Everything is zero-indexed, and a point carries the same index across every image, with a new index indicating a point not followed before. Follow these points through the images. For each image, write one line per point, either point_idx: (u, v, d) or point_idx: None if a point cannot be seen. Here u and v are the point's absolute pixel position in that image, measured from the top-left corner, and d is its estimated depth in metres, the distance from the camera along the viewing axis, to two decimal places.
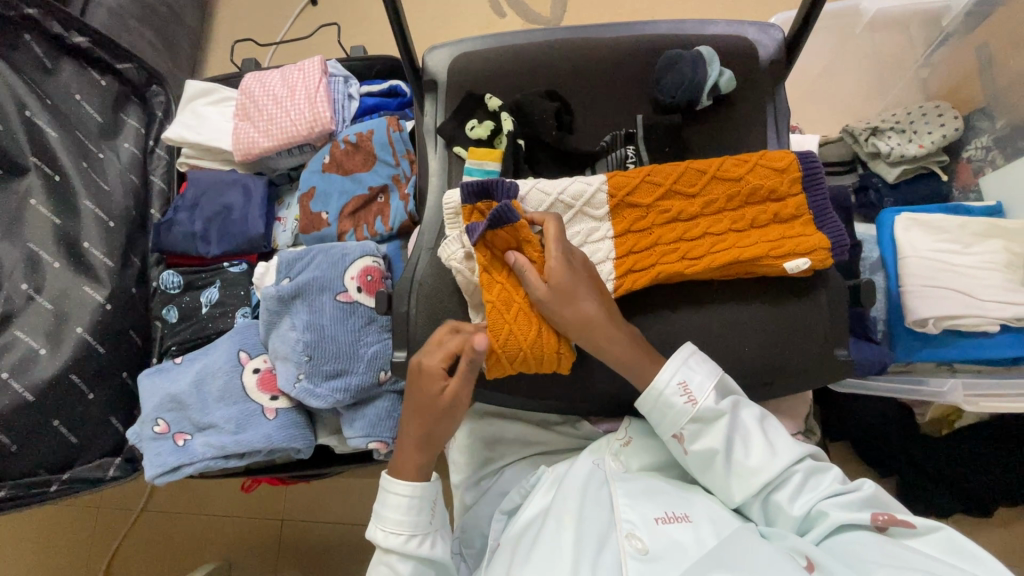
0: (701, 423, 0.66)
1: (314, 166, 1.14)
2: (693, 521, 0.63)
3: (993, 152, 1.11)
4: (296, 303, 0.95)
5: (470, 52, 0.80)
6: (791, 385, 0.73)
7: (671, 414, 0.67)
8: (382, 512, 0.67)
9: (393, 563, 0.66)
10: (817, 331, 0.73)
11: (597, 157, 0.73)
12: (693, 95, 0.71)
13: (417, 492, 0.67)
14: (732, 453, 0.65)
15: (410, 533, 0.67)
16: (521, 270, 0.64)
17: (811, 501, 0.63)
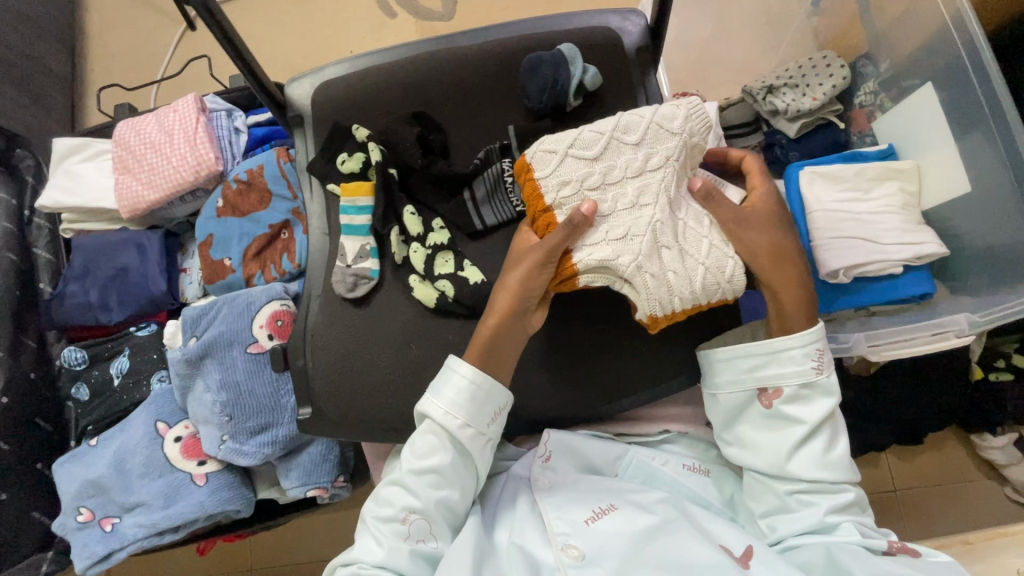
0: (807, 391, 0.65)
1: (208, 212, 1.07)
2: (621, 510, 0.65)
3: (881, 95, 1.13)
4: (206, 362, 0.91)
5: (333, 80, 0.77)
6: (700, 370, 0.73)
7: (793, 369, 0.65)
8: (435, 392, 0.64)
9: (445, 440, 0.63)
10: (715, 314, 0.73)
11: (474, 176, 0.69)
12: (559, 97, 0.69)
13: (479, 380, 0.63)
14: (809, 434, 0.64)
15: (466, 421, 0.63)
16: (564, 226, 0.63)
17: (828, 509, 0.63)
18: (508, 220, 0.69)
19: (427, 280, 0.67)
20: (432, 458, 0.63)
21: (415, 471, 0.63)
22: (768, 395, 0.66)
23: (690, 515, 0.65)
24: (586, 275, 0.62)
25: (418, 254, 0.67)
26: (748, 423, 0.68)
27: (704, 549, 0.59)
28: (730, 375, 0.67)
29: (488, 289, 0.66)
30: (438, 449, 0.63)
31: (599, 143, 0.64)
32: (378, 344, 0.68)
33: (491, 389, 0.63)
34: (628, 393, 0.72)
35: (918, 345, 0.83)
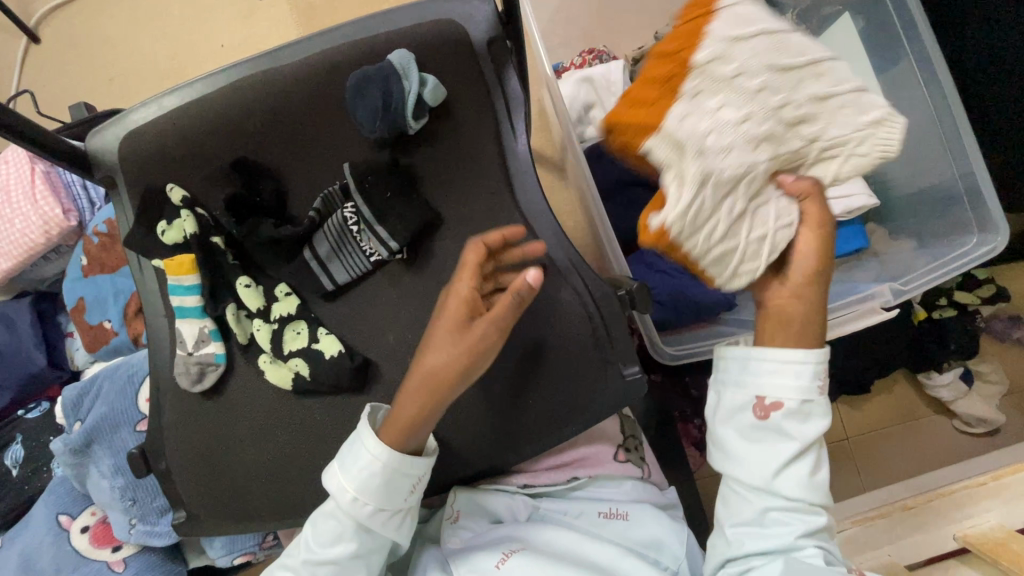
0: (807, 406, 0.56)
1: (74, 273, 0.96)
2: (521, 558, 0.60)
3: (801, 27, 1.01)
4: (95, 448, 0.84)
5: (139, 129, 0.65)
6: (626, 391, 0.60)
7: (795, 382, 0.55)
8: (343, 468, 0.55)
9: (354, 525, 0.55)
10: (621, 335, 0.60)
11: (313, 231, 0.59)
12: (394, 121, 0.58)
13: (392, 464, 0.54)
14: (796, 453, 0.55)
15: (379, 506, 0.55)
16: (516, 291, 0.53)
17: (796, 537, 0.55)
18: (363, 274, 0.60)
19: (280, 360, 0.59)
20: (337, 546, 0.56)
21: (317, 561, 0.56)
22: (764, 406, 0.56)
23: (598, 560, 0.61)
24: (725, 160, 0.51)
25: (262, 332, 0.59)
26: (731, 426, 0.58)
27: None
28: (734, 374, 0.59)
29: (347, 361, 0.58)
30: (345, 537, 0.56)
31: (803, 57, 0.54)
32: (240, 434, 0.60)
33: (405, 468, 0.54)
34: (541, 436, 0.61)
35: (844, 326, 0.76)
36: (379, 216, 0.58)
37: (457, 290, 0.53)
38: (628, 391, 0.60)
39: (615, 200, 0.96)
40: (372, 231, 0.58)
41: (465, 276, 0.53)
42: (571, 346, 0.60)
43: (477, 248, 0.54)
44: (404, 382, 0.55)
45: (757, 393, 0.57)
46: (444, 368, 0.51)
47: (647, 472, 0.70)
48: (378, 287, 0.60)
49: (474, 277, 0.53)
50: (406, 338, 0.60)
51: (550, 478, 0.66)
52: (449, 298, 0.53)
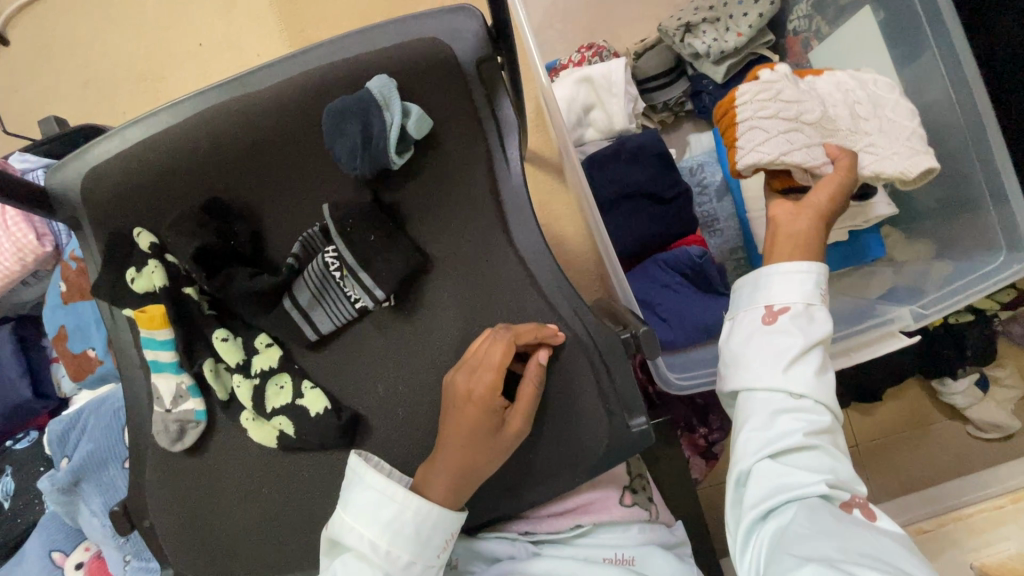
0: (810, 312, 0.57)
1: (54, 300, 0.92)
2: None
3: (816, 18, 0.94)
4: (84, 486, 0.81)
5: (103, 166, 0.60)
6: (628, 443, 0.55)
7: (800, 289, 0.58)
8: (377, 511, 0.50)
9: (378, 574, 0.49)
10: (625, 384, 0.55)
11: (292, 279, 0.55)
12: (376, 159, 0.53)
13: (440, 514, 0.50)
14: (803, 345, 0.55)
15: (411, 558, 0.50)
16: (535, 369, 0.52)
17: (803, 452, 0.52)
18: (348, 322, 0.56)
19: (262, 417, 0.55)
20: None
21: None
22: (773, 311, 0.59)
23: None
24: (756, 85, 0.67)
25: (243, 388, 0.55)
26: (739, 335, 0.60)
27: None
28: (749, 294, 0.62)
29: (333, 419, 0.54)
30: None
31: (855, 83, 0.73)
32: (225, 491, 0.57)
33: (437, 516, 0.50)
34: (539, 494, 0.56)
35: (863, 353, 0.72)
36: (363, 262, 0.54)
37: (479, 394, 0.49)
38: (630, 445, 0.55)
39: (617, 213, 0.90)
40: (356, 278, 0.54)
41: (487, 379, 0.49)
42: (572, 397, 0.55)
43: (501, 346, 0.50)
44: (425, 463, 0.53)
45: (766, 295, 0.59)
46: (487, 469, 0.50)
47: (656, 513, 0.65)
48: (365, 335, 0.56)
49: (499, 385, 0.49)
50: (396, 391, 0.56)
51: (551, 525, 0.61)
52: (470, 404, 0.49)
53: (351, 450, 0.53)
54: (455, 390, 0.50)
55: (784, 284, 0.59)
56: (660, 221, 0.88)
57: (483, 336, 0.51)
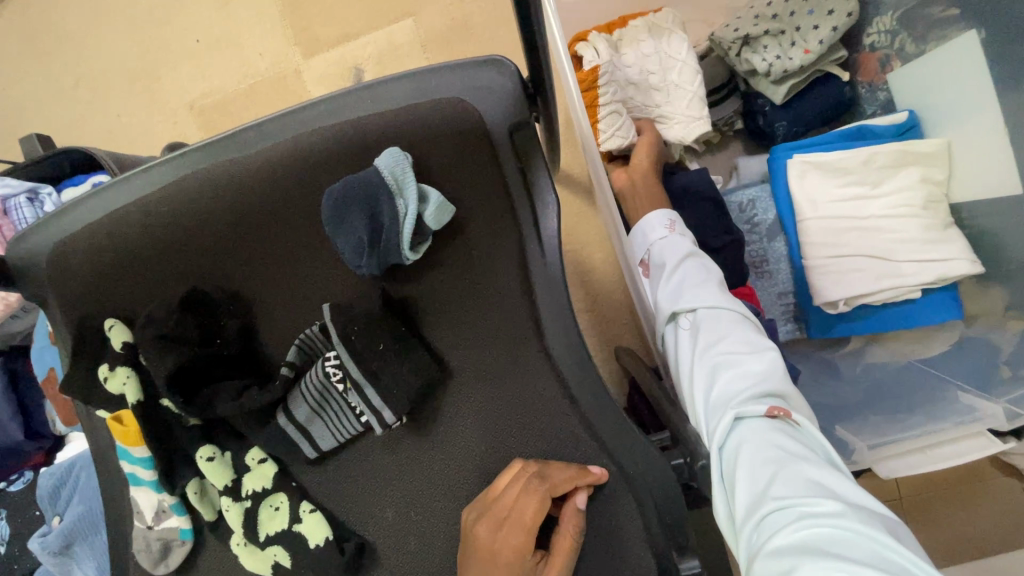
0: (661, 246, 0.63)
1: (40, 339, 0.85)
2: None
3: (900, 35, 0.80)
4: (75, 549, 0.76)
5: (69, 238, 0.51)
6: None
7: (647, 235, 0.66)
8: None
9: None
10: (678, 522, 0.46)
11: (287, 389, 0.47)
12: (384, 254, 0.44)
13: None
14: (671, 274, 0.60)
15: None
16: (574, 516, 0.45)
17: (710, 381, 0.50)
18: (353, 436, 0.48)
19: (254, 543, 0.48)
20: None
21: None
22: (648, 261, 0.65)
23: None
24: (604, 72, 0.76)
25: (232, 513, 0.47)
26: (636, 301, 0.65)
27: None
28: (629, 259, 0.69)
29: (336, 554, 0.47)
30: None
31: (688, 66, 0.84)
32: None
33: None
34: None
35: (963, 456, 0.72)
36: (370, 375, 0.45)
37: (506, 557, 0.44)
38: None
39: None
40: (362, 393, 0.45)
41: (516, 538, 0.44)
42: (614, 538, 0.46)
43: (532, 502, 0.43)
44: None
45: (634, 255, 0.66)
46: None
47: None
48: (373, 452, 0.48)
49: (524, 543, 0.44)
50: (408, 517, 0.48)
51: None
52: (497, 566, 0.43)
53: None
54: (478, 547, 0.44)
55: (647, 237, 0.66)
56: None
57: (504, 477, 0.45)
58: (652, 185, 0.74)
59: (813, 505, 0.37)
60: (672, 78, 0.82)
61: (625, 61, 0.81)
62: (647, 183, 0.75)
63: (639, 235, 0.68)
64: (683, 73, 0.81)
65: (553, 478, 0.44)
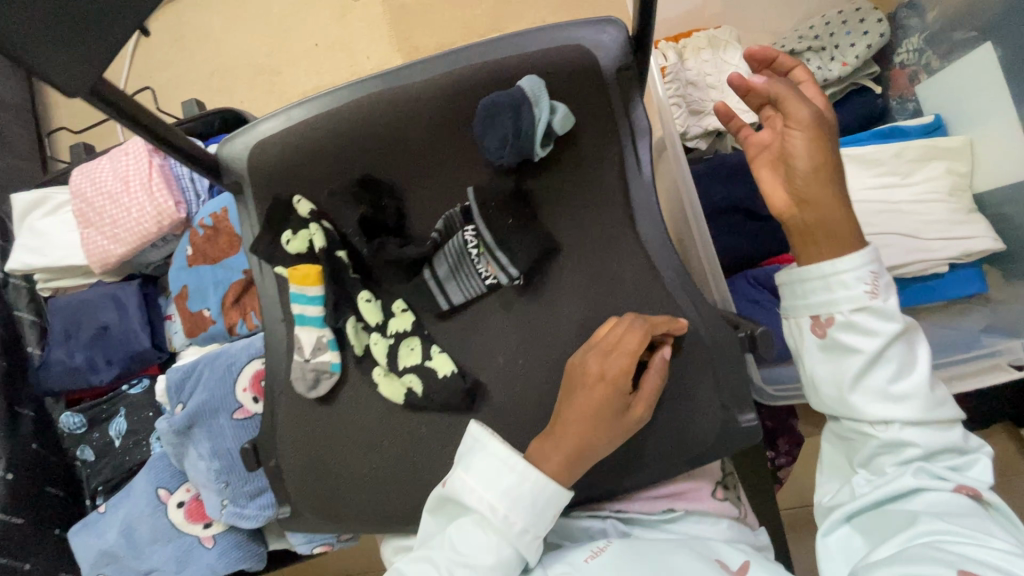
0: (858, 314, 0.52)
1: (180, 262, 1.01)
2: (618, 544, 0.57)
3: (926, 53, 0.96)
4: (195, 431, 0.88)
5: (267, 137, 0.66)
6: (736, 437, 0.58)
7: (839, 295, 0.52)
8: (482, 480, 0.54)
9: (477, 529, 0.53)
10: (739, 382, 0.58)
11: (433, 252, 0.60)
12: (521, 149, 0.58)
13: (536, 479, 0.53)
14: (876, 363, 0.52)
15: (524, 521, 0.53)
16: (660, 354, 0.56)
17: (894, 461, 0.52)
18: (478, 297, 0.61)
19: (393, 373, 0.60)
20: (467, 553, 0.53)
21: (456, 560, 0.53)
22: (827, 328, 0.53)
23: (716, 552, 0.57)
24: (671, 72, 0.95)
25: (379, 346, 0.61)
26: (812, 367, 0.55)
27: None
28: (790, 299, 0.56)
29: (459, 382, 0.59)
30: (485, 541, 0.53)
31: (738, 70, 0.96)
32: (350, 440, 0.62)
33: (552, 489, 0.53)
34: (646, 479, 0.59)
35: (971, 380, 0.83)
36: (501, 241, 0.58)
37: (613, 375, 0.54)
38: (741, 440, 0.57)
39: (716, 224, 0.92)
40: (492, 255, 0.59)
41: (621, 363, 0.54)
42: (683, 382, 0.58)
43: (635, 334, 0.55)
44: (539, 437, 0.56)
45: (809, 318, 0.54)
46: (594, 444, 0.54)
47: (743, 513, 0.67)
48: (492, 310, 0.61)
49: (630, 368, 0.54)
50: (517, 363, 0.60)
51: (645, 506, 0.64)
52: (602, 383, 0.54)
53: (470, 420, 0.57)
54: (586, 370, 0.55)
55: (833, 301, 0.53)
56: (758, 237, 0.90)
57: (603, 325, 0.57)
58: (830, 196, 0.53)
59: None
60: (726, 79, 0.95)
61: (686, 65, 0.96)
62: (828, 204, 0.53)
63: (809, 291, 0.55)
64: (736, 75, 0.94)
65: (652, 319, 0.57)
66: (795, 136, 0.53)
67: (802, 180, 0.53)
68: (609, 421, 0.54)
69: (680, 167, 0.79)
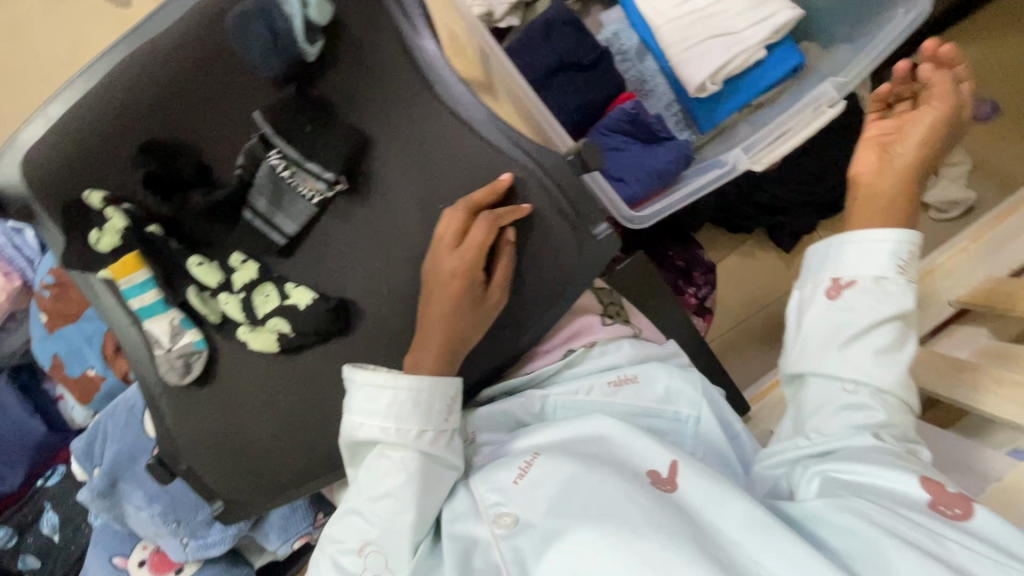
0: (876, 285, 0.54)
1: (38, 332, 0.93)
2: (546, 457, 0.57)
3: None
4: (122, 485, 0.83)
5: (14, 143, 0.56)
6: (597, 251, 0.59)
7: (870, 257, 0.54)
8: (367, 412, 0.56)
9: (390, 454, 0.55)
10: (585, 201, 0.59)
11: (246, 190, 0.57)
12: (289, 52, 0.55)
13: (416, 387, 0.55)
14: (872, 328, 0.53)
15: (421, 426, 0.56)
16: (505, 236, 0.56)
17: (855, 417, 0.52)
18: (312, 219, 0.59)
19: (257, 325, 0.58)
20: (385, 478, 0.55)
21: (372, 495, 0.55)
22: (845, 286, 0.55)
23: (640, 452, 0.57)
24: None
25: (231, 304, 0.57)
26: (814, 317, 0.56)
27: (709, 499, 0.51)
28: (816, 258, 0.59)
29: (323, 304, 0.57)
30: (396, 464, 0.55)
31: None
32: (246, 412, 0.60)
33: (430, 386, 0.55)
34: (535, 322, 0.61)
35: (801, 133, 0.79)
36: (307, 153, 0.56)
37: (463, 271, 0.53)
38: (602, 250, 0.59)
39: (554, 87, 0.92)
40: (304, 170, 0.56)
41: (470, 258, 0.53)
42: (536, 222, 0.58)
43: (481, 228, 0.53)
44: (410, 348, 0.58)
45: (831, 272, 0.56)
46: (462, 326, 0.55)
47: (638, 332, 0.72)
48: (331, 226, 0.59)
49: (480, 260, 0.53)
50: (373, 268, 0.59)
51: (548, 359, 0.67)
52: (456, 279, 0.53)
53: (343, 366, 0.56)
54: (439, 269, 0.54)
55: (859, 265, 0.55)
56: (594, 86, 0.92)
57: (447, 217, 0.54)
58: (903, 194, 0.56)
59: (959, 539, 0.41)
60: None
61: None
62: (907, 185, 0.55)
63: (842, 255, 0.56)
64: None
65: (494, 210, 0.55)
66: (927, 117, 0.56)
67: (906, 154, 0.56)
68: (472, 305, 0.55)
69: (503, 64, 0.69)
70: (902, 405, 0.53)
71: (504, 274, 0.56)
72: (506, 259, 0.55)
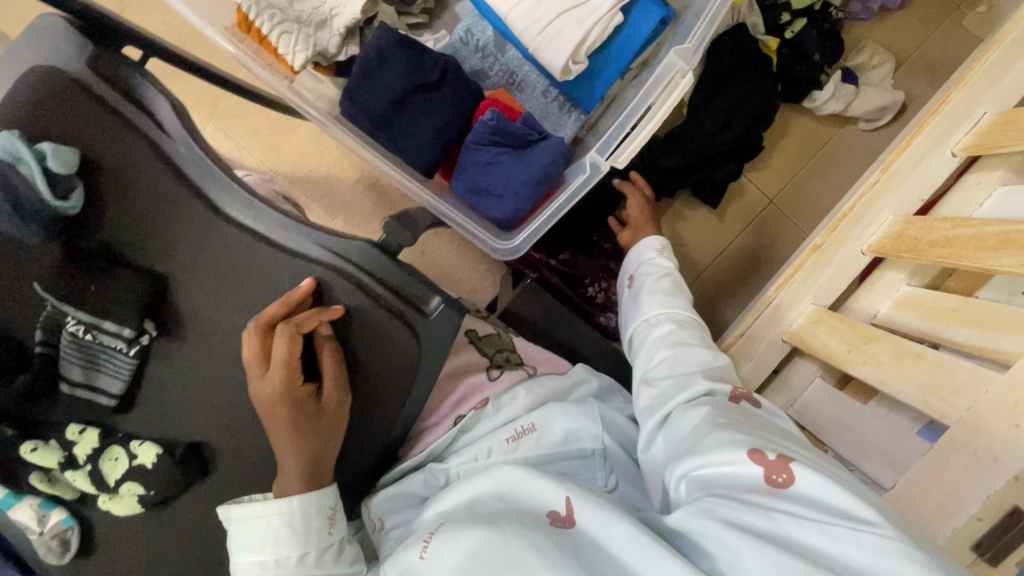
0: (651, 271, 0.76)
1: None
2: (445, 530, 0.53)
3: None
4: None
5: None
6: (439, 327, 0.55)
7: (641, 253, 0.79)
8: (243, 547, 0.54)
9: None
10: (409, 281, 0.55)
11: (56, 364, 0.53)
12: (39, 217, 0.49)
13: (284, 511, 0.53)
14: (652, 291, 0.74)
15: (301, 548, 0.54)
16: (323, 335, 0.54)
17: (660, 344, 0.68)
18: (137, 370, 0.55)
19: (115, 492, 0.55)
20: None
21: None
22: (635, 277, 0.78)
23: (539, 496, 0.55)
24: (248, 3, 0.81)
25: (81, 479, 0.55)
26: (626, 309, 0.78)
27: (601, 527, 0.49)
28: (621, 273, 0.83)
29: (168, 459, 0.55)
30: None
31: None
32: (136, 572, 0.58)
33: (301, 504, 0.54)
34: (398, 411, 0.58)
35: (661, 113, 0.71)
36: (98, 312, 0.52)
37: (281, 391, 0.52)
38: (439, 329, 0.55)
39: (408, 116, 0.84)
40: (102, 329, 0.52)
41: (278, 379, 0.52)
42: (361, 316, 0.54)
43: (283, 340, 0.51)
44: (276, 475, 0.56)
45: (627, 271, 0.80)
46: (310, 442, 0.53)
47: (532, 372, 0.76)
48: (162, 372, 0.56)
49: (291, 375, 0.52)
50: (218, 402, 0.56)
51: (438, 432, 0.69)
52: (281, 402, 0.52)
53: (216, 506, 0.54)
54: (259, 399, 0.52)
55: (639, 259, 0.79)
56: (449, 105, 0.85)
57: (245, 342, 0.53)
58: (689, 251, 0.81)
59: (785, 508, 0.43)
60: None
61: None
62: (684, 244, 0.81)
63: (633, 258, 0.81)
64: None
65: (303, 315, 0.52)
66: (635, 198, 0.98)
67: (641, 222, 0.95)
68: (312, 418, 0.53)
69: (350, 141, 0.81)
70: (698, 334, 0.68)
71: (334, 376, 0.54)
72: (330, 363, 0.53)
